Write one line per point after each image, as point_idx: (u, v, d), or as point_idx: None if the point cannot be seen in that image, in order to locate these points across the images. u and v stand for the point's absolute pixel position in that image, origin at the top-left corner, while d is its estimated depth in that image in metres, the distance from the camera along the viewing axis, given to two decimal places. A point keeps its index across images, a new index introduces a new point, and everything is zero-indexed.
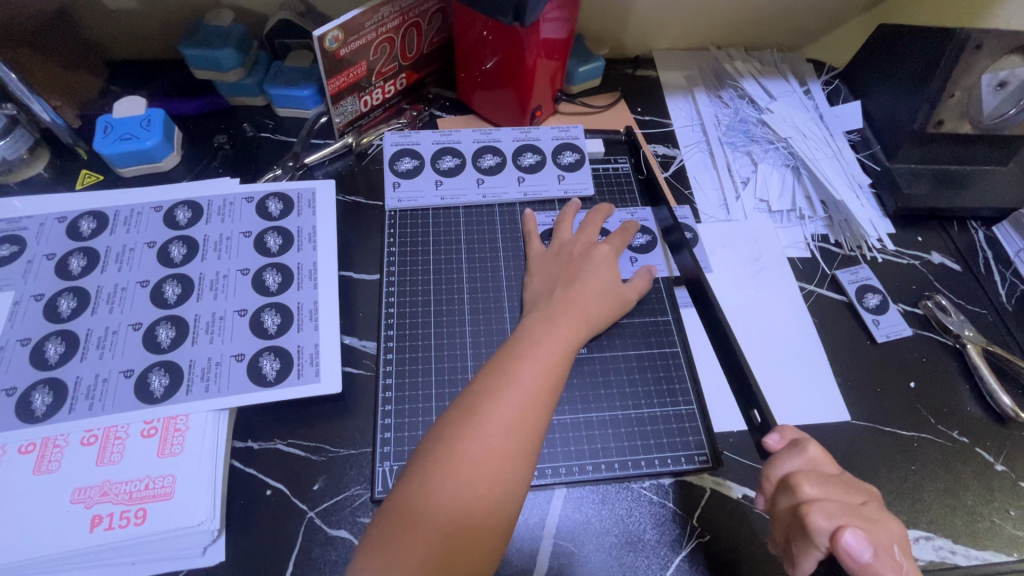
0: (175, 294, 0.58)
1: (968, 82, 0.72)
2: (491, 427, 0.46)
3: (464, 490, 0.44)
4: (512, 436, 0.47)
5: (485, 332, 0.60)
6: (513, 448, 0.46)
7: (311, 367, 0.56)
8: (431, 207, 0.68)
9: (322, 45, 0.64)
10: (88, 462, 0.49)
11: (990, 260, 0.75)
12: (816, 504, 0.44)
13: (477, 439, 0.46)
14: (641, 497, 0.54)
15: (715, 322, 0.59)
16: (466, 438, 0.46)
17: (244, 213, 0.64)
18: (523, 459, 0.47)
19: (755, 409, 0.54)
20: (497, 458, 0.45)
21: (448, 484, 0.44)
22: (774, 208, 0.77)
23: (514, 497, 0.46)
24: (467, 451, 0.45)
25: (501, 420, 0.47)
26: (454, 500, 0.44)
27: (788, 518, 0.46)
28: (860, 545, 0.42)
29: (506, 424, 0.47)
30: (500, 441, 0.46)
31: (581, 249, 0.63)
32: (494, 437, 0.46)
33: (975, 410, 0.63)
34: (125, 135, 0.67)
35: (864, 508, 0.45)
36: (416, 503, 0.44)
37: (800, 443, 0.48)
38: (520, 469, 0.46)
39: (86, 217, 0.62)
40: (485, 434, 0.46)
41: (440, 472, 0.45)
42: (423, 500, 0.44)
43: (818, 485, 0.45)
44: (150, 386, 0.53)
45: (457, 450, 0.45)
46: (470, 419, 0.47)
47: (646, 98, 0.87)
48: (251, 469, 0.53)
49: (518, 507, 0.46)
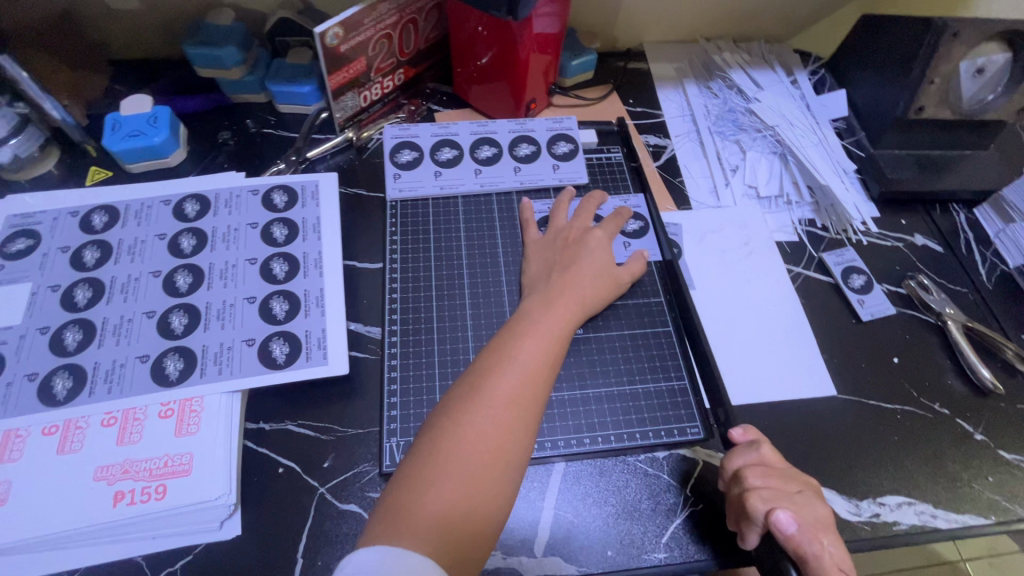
0: (186, 283, 0.60)
1: (946, 70, 0.74)
2: (495, 401, 0.49)
3: (470, 460, 0.47)
4: (515, 410, 0.49)
5: (485, 315, 0.63)
6: (516, 421, 0.49)
7: (318, 350, 0.58)
8: (431, 197, 0.71)
9: (322, 42, 0.66)
10: (109, 442, 0.51)
11: (970, 241, 0.78)
12: (756, 489, 0.50)
13: (481, 413, 0.48)
14: (637, 470, 0.57)
15: (688, 320, 0.64)
16: (471, 413, 0.48)
17: (250, 205, 0.67)
18: (525, 431, 0.49)
19: (721, 407, 0.59)
20: (501, 430, 0.48)
21: (456, 455, 0.47)
22: (763, 194, 0.79)
23: (518, 467, 0.48)
24: (472, 425, 0.48)
25: (504, 395, 0.50)
26: (461, 470, 0.46)
27: (735, 503, 0.51)
28: (787, 520, 0.47)
29: (509, 399, 0.49)
30: (503, 415, 0.49)
31: (576, 235, 0.65)
32: (497, 412, 0.49)
33: (955, 382, 0.66)
34: (133, 132, 0.69)
35: (795, 496, 0.50)
36: (425, 473, 0.46)
37: (753, 442, 0.54)
38: (523, 441, 0.49)
39: (97, 211, 0.64)
40: (489, 408, 0.49)
41: (448, 444, 0.47)
42: (431, 471, 0.46)
43: (761, 476, 0.51)
44: (165, 370, 0.55)
45: (463, 423, 0.48)
46: (474, 394, 0.50)
47: (638, 90, 0.90)
48: (264, 449, 0.55)
49: (520, 477, 0.49)
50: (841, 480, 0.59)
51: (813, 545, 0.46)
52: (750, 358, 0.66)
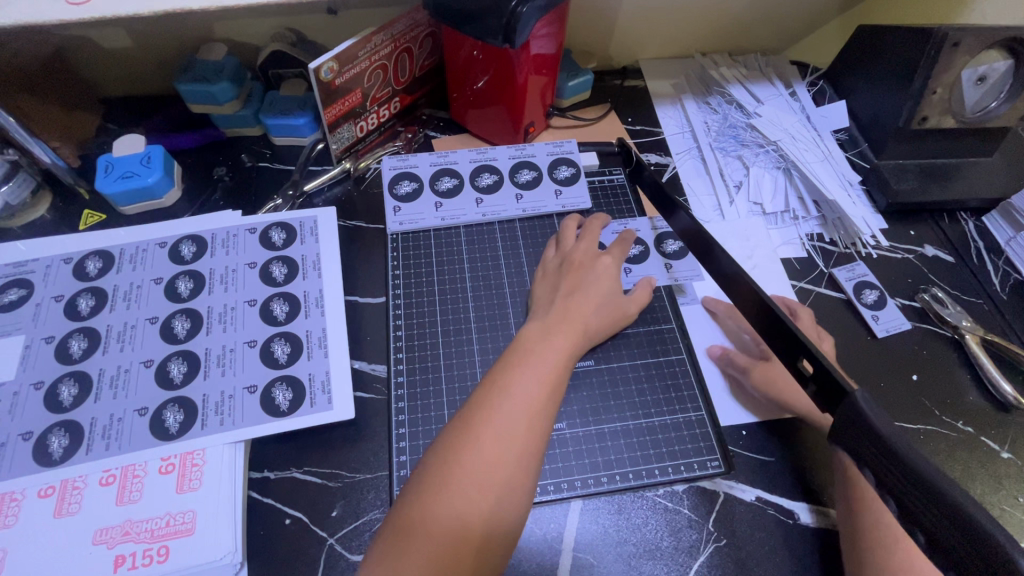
0: (185, 329, 0.59)
1: (949, 79, 0.73)
2: (486, 436, 0.47)
3: (462, 498, 0.45)
4: (509, 444, 0.47)
5: (492, 349, 0.61)
6: (511, 458, 0.47)
7: (323, 395, 0.57)
8: (432, 228, 0.69)
9: (317, 76, 0.64)
10: (107, 502, 0.49)
11: (981, 250, 0.76)
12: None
13: (473, 448, 0.47)
14: (657, 505, 0.55)
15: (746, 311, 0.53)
16: (463, 449, 0.47)
17: (248, 244, 0.65)
18: (520, 467, 0.47)
19: (802, 357, 0.46)
20: (493, 466, 0.46)
21: (447, 494, 0.45)
22: (768, 211, 0.78)
23: (515, 505, 0.46)
24: (464, 462, 0.46)
25: (496, 429, 0.48)
26: (452, 509, 0.44)
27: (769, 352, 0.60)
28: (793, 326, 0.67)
29: (501, 433, 0.48)
30: (496, 451, 0.47)
31: (583, 258, 0.63)
32: (490, 448, 0.47)
33: (977, 398, 0.65)
34: (126, 174, 0.68)
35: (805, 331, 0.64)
36: (416, 515, 0.44)
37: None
38: (518, 476, 0.47)
39: (92, 257, 0.63)
40: (479, 445, 0.47)
41: (438, 483, 0.45)
42: (421, 512, 0.44)
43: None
44: (164, 422, 0.53)
45: (454, 461, 0.46)
46: (465, 431, 0.48)
47: (636, 108, 0.89)
48: (270, 499, 0.53)
49: (520, 518, 0.47)
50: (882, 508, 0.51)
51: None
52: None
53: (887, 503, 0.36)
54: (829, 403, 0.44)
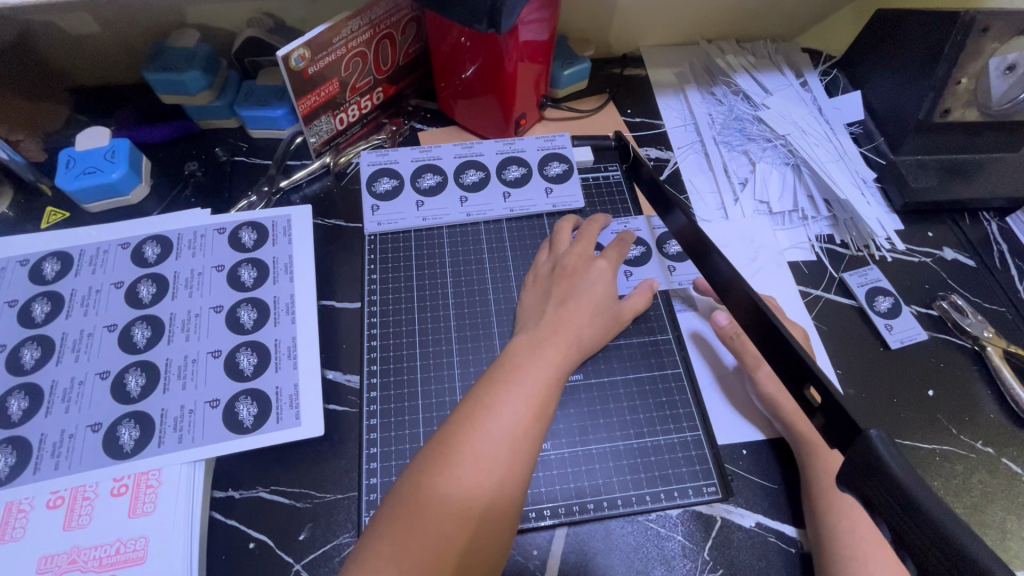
0: (145, 337, 0.55)
1: (975, 68, 0.68)
2: (465, 462, 0.43)
3: (436, 531, 0.40)
4: (489, 471, 0.43)
5: (473, 361, 0.57)
6: (494, 485, 0.43)
7: (290, 410, 0.53)
8: (413, 228, 0.65)
9: (287, 64, 0.60)
10: (54, 527, 0.46)
11: (1005, 253, 0.71)
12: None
13: (452, 474, 0.42)
14: (648, 532, 0.51)
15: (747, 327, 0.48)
16: (439, 476, 0.42)
17: (216, 246, 0.61)
18: (500, 496, 0.43)
19: (810, 385, 0.41)
20: (471, 495, 0.42)
21: (419, 527, 0.40)
22: (775, 210, 0.73)
23: (494, 538, 0.42)
24: (439, 490, 0.42)
25: (475, 454, 0.43)
26: (424, 543, 0.40)
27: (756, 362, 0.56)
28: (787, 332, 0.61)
29: (484, 458, 0.43)
30: (477, 478, 0.42)
31: (576, 262, 0.58)
32: (471, 474, 0.42)
33: (998, 415, 0.60)
34: (88, 169, 0.64)
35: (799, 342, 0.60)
36: (385, 549, 0.40)
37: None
38: (499, 506, 0.43)
39: (49, 259, 0.59)
40: (459, 471, 0.42)
41: (410, 513, 0.41)
42: (392, 545, 0.40)
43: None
44: (119, 440, 0.50)
45: (430, 489, 0.42)
46: (442, 455, 0.43)
47: (636, 98, 0.84)
48: (232, 522, 0.49)
49: (501, 552, 0.42)
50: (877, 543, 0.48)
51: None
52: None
53: (902, 557, 0.32)
54: (838, 435, 0.39)
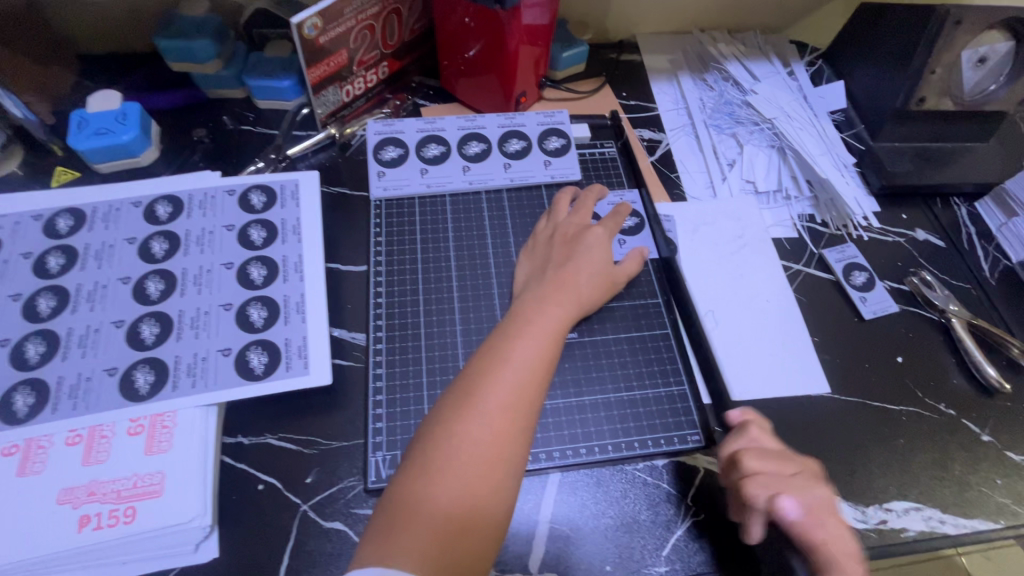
0: (158, 290, 0.57)
1: (948, 59, 0.72)
2: (489, 407, 0.46)
3: (468, 469, 0.44)
4: (511, 416, 0.46)
5: (475, 319, 0.60)
6: (514, 428, 0.46)
7: (299, 359, 0.55)
8: (417, 195, 0.68)
9: (300, 33, 0.62)
10: (73, 462, 0.48)
11: (972, 236, 0.76)
12: (755, 475, 0.49)
13: (477, 420, 0.46)
14: (635, 479, 0.55)
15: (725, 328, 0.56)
16: (465, 421, 0.46)
17: (226, 207, 0.63)
18: (522, 438, 0.46)
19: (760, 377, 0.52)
20: (497, 437, 0.45)
21: (451, 465, 0.44)
22: (761, 189, 0.77)
23: (517, 475, 0.46)
24: (466, 433, 0.45)
25: (497, 401, 0.47)
26: (456, 479, 0.43)
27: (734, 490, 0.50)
28: (792, 507, 0.47)
29: (504, 404, 0.47)
30: (500, 423, 0.46)
31: (575, 230, 0.62)
32: (494, 419, 0.46)
33: (960, 381, 0.64)
34: (100, 130, 0.65)
35: (794, 478, 0.49)
36: (420, 488, 0.43)
37: (744, 424, 0.52)
38: (520, 447, 0.46)
39: (62, 215, 0.61)
40: (483, 416, 0.46)
41: (442, 454, 0.44)
42: (426, 484, 0.43)
43: (761, 459, 0.50)
44: (134, 383, 0.52)
45: (456, 432, 0.45)
46: (467, 402, 0.47)
47: (631, 82, 0.87)
48: (242, 465, 0.52)
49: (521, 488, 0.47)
50: (847, 483, 0.57)
51: (814, 526, 0.47)
52: (766, 356, 0.63)
53: None
54: None
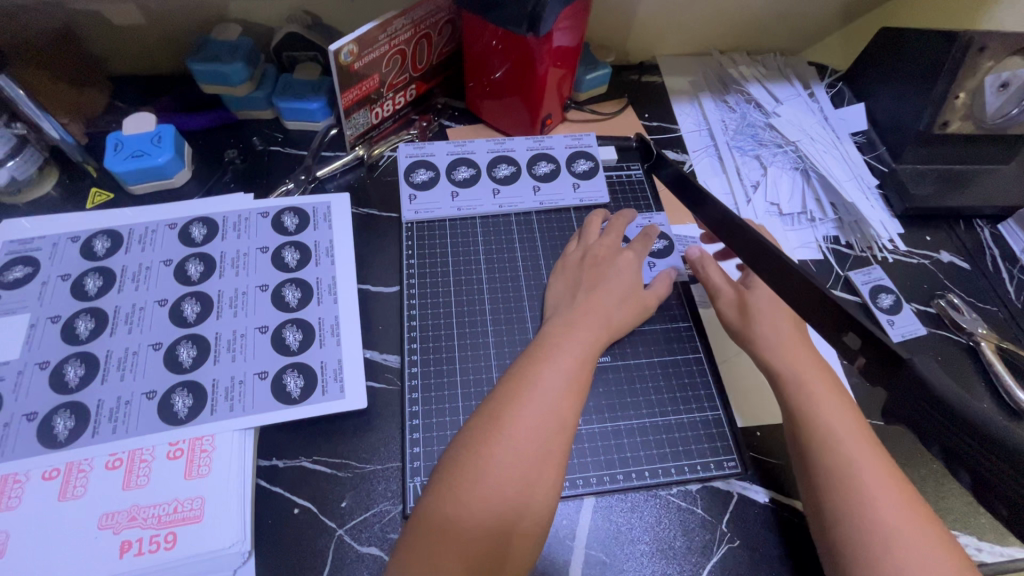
0: (194, 312, 0.57)
1: (972, 85, 0.73)
2: (516, 431, 0.46)
3: (495, 493, 0.44)
4: (538, 439, 0.46)
5: (508, 341, 0.60)
6: (541, 452, 0.46)
7: (335, 383, 0.56)
8: (447, 217, 0.68)
9: (336, 59, 0.63)
10: (114, 487, 0.48)
11: (996, 257, 0.76)
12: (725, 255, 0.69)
13: (504, 443, 0.46)
14: (670, 504, 0.54)
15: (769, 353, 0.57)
16: (492, 444, 0.46)
17: (260, 228, 0.64)
18: (550, 463, 0.46)
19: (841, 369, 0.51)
20: (523, 462, 0.45)
21: (478, 489, 0.44)
22: (785, 211, 0.77)
23: (546, 500, 0.45)
24: (493, 458, 0.45)
25: (524, 424, 0.47)
26: (485, 502, 0.43)
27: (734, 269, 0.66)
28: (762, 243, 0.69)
29: (532, 427, 0.47)
30: (527, 447, 0.46)
31: (605, 252, 0.63)
32: (521, 442, 0.46)
33: (991, 405, 0.64)
34: (135, 152, 0.66)
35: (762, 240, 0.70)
36: (446, 512, 0.43)
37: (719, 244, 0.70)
38: (548, 473, 0.46)
39: (100, 236, 0.61)
40: (510, 439, 0.46)
41: (469, 477, 0.44)
42: (453, 507, 0.43)
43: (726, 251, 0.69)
44: (173, 407, 0.52)
45: (483, 456, 0.45)
46: (494, 425, 0.47)
47: (654, 104, 0.88)
48: (278, 488, 0.52)
49: (550, 515, 0.46)
50: None
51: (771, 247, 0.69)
52: None
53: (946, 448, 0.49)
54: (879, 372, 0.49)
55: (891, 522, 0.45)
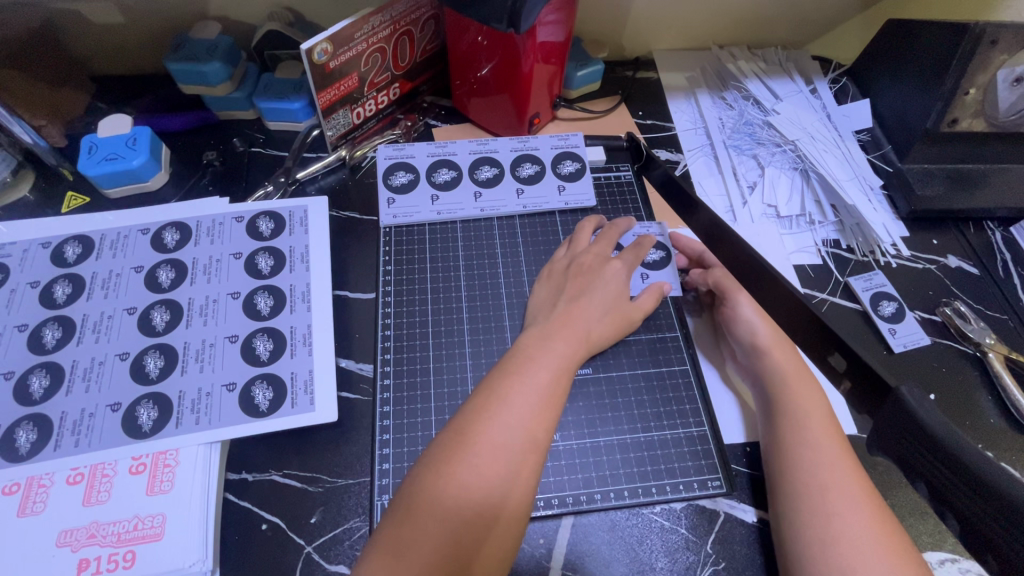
0: (163, 320, 0.56)
1: (983, 80, 0.69)
2: (481, 449, 0.44)
3: (455, 514, 0.42)
4: (505, 458, 0.44)
5: (485, 352, 0.58)
6: (508, 472, 0.44)
7: (305, 395, 0.54)
8: (427, 222, 0.66)
9: (310, 58, 0.61)
10: (73, 502, 0.47)
11: (1007, 262, 0.72)
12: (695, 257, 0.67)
13: (468, 462, 0.43)
14: (652, 524, 0.52)
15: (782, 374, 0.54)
16: (455, 462, 0.43)
17: (233, 233, 0.62)
18: (517, 483, 0.44)
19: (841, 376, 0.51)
20: (487, 482, 0.43)
21: (437, 510, 0.42)
22: (783, 214, 0.74)
23: (510, 521, 0.43)
24: (456, 477, 0.43)
25: (491, 442, 0.44)
26: (445, 526, 0.41)
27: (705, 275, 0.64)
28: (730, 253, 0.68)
29: (499, 445, 0.44)
30: (492, 466, 0.44)
31: (591, 261, 0.60)
32: (486, 461, 0.44)
33: (997, 420, 0.60)
34: (109, 156, 0.65)
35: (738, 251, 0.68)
36: (404, 533, 0.41)
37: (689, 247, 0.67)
38: (514, 495, 0.44)
39: (71, 242, 0.60)
40: (475, 457, 0.44)
41: (429, 496, 0.42)
42: (410, 529, 0.41)
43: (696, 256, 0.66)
44: (137, 419, 0.51)
45: (446, 475, 0.43)
46: (459, 442, 0.44)
47: (648, 101, 0.85)
48: (246, 503, 0.50)
49: (515, 538, 0.44)
50: None
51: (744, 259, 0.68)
52: None
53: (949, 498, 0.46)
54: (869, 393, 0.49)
55: (858, 537, 0.43)
